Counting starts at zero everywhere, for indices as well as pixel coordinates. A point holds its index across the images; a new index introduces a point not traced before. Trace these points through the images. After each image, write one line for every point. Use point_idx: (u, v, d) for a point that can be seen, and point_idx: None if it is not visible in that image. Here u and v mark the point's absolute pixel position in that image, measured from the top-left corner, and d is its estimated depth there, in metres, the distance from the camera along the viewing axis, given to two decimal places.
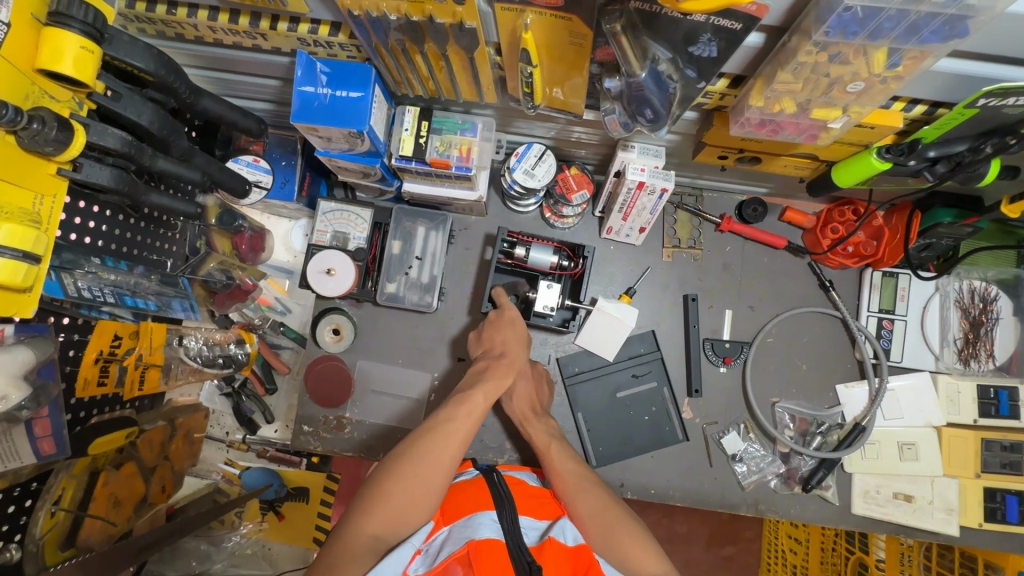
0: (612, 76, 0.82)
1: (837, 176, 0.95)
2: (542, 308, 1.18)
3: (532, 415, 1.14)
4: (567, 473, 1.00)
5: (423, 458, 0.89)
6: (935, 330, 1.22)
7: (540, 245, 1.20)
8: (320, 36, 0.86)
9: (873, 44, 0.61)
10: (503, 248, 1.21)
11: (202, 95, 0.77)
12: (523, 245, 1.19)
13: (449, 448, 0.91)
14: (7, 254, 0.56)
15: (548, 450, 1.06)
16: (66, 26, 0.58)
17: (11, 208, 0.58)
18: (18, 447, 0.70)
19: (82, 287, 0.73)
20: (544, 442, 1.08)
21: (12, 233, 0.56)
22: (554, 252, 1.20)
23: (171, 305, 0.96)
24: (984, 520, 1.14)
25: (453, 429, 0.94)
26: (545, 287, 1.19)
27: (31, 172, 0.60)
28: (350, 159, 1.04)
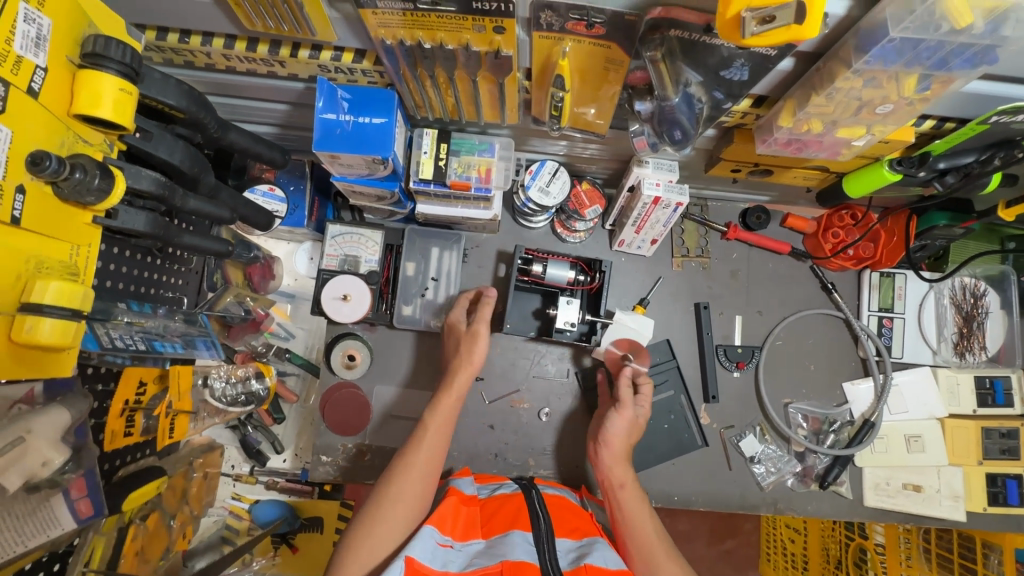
0: (643, 99, 0.83)
1: (849, 187, 0.99)
2: (562, 325, 1.19)
3: (618, 454, 1.08)
4: (642, 524, 0.97)
5: (427, 438, 0.97)
6: (932, 326, 1.29)
7: (556, 261, 1.20)
8: (343, 63, 0.84)
9: (907, 71, 0.64)
10: (520, 266, 1.20)
11: (228, 129, 0.74)
12: (540, 262, 1.19)
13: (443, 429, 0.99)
14: (56, 314, 0.51)
15: (623, 491, 1.03)
16: (103, 68, 0.54)
17: (51, 262, 0.55)
18: (56, 513, 0.69)
19: (115, 336, 0.67)
20: (622, 479, 1.04)
21: (60, 291, 0.52)
22: (571, 268, 1.20)
23: (196, 344, 0.86)
24: (988, 504, 1.21)
25: (451, 404, 1.02)
26: (564, 304, 1.20)
27: (69, 224, 0.56)
28: (367, 184, 1.02)
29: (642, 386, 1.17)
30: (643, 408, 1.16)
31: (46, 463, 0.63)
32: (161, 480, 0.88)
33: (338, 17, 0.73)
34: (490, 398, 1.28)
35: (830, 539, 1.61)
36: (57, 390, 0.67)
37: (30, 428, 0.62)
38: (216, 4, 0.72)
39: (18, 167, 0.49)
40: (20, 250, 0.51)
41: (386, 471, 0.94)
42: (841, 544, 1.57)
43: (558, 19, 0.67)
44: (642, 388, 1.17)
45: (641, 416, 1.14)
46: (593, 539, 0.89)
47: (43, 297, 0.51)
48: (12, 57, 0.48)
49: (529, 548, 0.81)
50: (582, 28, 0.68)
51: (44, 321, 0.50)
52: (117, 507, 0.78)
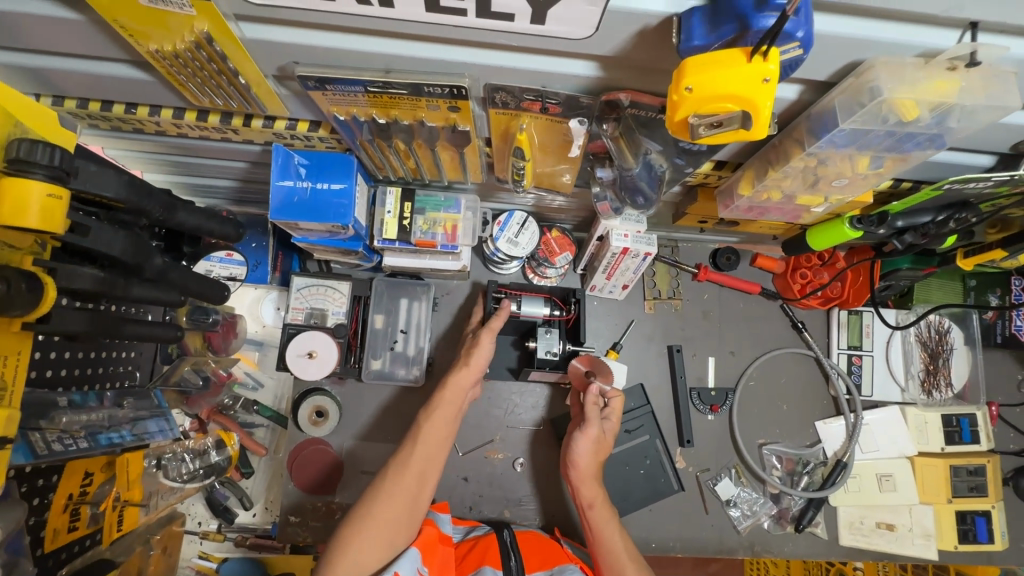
0: (603, 166, 0.82)
1: (813, 240, 1.00)
2: (545, 355, 1.16)
3: (586, 474, 1.07)
4: (615, 547, 1.00)
5: (415, 454, 0.96)
6: (900, 363, 1.30)
7: (528, 297, 1.18)
8: (298, 132, 0.81)
9: (859, 153, 0.64)
10: (493, 303, 1.19)
11: (175, 210, 0.71)
12: (512, 300, 1.17)
13: (431, 446, 0.98)
14: None
15: (594, 512, 1.04)
16: (29, 175, 0.52)
17: None
18: None
19: (53, 440, 0.64)
20: (590, 499, 1.05)
21: None
22: (545, 304, 1.18)
23: (148, 428, 0.84)
24: (959, 542, 1.22)
25: (438, 420, 1.00)
26: (543, 333, 1.18)
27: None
28: (330, 244, 0.98)
29: (614, 403, 1.14)
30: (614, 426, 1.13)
31: None
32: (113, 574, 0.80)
33: (288, 93, 0.71)
34: (464, 449, 1.25)
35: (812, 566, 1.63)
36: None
37: None
38: (161, 82, 0.70)
39: None
40: None
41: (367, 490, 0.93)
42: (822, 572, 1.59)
43: (513, 99, 0.66)
44: (614, 403, 1.14)
45: (608, 434, 1.12)
46: (563, 566, 0.98)
47: None
48: None
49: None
50: (537, 107, 0.67)
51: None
52: None
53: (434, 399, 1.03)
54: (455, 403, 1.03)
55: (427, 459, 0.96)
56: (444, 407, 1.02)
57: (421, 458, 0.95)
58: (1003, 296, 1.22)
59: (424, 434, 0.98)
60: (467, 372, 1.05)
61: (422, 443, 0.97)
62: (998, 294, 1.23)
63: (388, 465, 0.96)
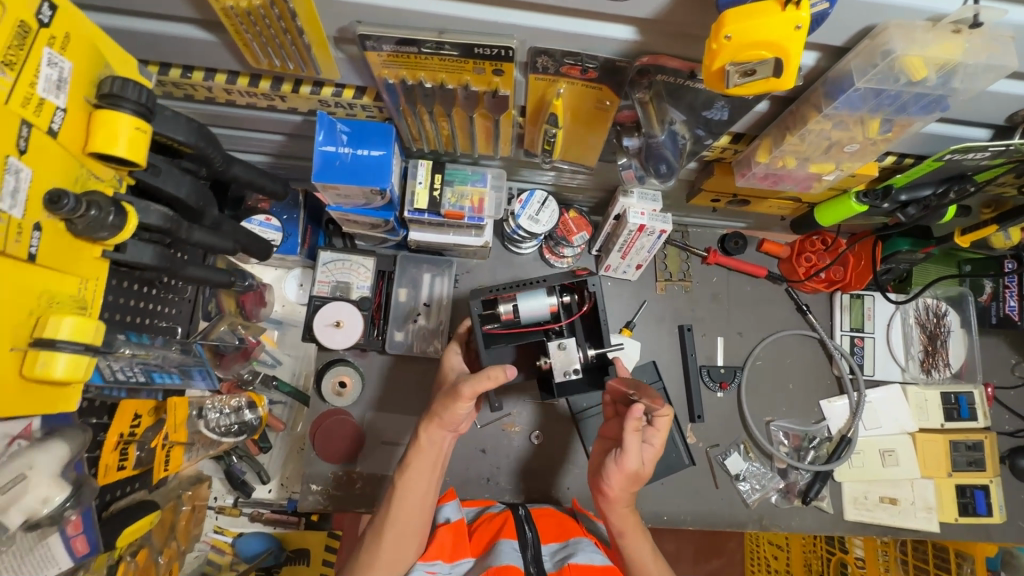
0: (630, 135, 0.88)
1: (820, 217, 1.06)
2: (566, 378, 0.85)
3: (618, 503, 0.95)
4: (643, 562, 0.95)
5: (394, 512, 0.92)
6: (900, 344, 1.36)
7: (525, 291, 0.89)
8: (344, 99, 0.87)
9: (871, 116, 0.70)
10: (486, 314, 0.92)
11: (233, 163, 0.76)
12: (506, 300, 0.89)
13: (414, 498, 0.94)
14: (70, 349, 0.52)
15: (625, 532, 0.97)
16: (119, 108, 0.56)
17: (63, 298, 0.55)
18: (52, 552, 0.63)
19: (117, 368, 0.68)
20: (621, 529, 0.97)
21: (75, 327, 0.52)
22: (550, 294, 0.90)
23: (193, 375, 0.87)
24: (959, 514, 1.27)
25: (415, 470, 0.94)
26: (556, 348, 0.86)
27: (80, 258, 0.57)
28: (363, 213, 1.04)
29: (660, 424, 0.93)
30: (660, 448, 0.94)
31: (46, 502, 0.58)
32: (155, 514, 0.82)
33: (343, 57, 0.76)
34: (481, 422, 1.28)
35: (812, 554, 1.65)
36: (54, 423, 0.62)
37: (33, 463, 0.57)
38: (224, 44, 0.74)
39: (36, 206, 0.50)
40: (32, 286, 0.51)
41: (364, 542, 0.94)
42: (823, 559, 1.61)
43: (553, 64, 0.72)
44: (661, 425, 0.93)
45: (649, 460, 0.94)
46: (576, 538, 0.99)
47: (59, 332, 0.51)
48: (36, 99, 0.49)
49: (515, 554, 0.91)
50: (575, 72, 0.73)
51: (59, 356, 0.51)
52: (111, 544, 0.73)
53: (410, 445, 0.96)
54: (431, 453, 0.95)
55: (409, 514, 0.93)
56: (419, 461, 0.94)
57: (400, 525, 0.92)
58: (997, 279, 1.29)
59: (398, 497, 0.93)
60: (440, 428, 0.93)
61: (396, 511, 0.92)
62: (993, 277, 1.30)
63: (374, 519, 0.95)
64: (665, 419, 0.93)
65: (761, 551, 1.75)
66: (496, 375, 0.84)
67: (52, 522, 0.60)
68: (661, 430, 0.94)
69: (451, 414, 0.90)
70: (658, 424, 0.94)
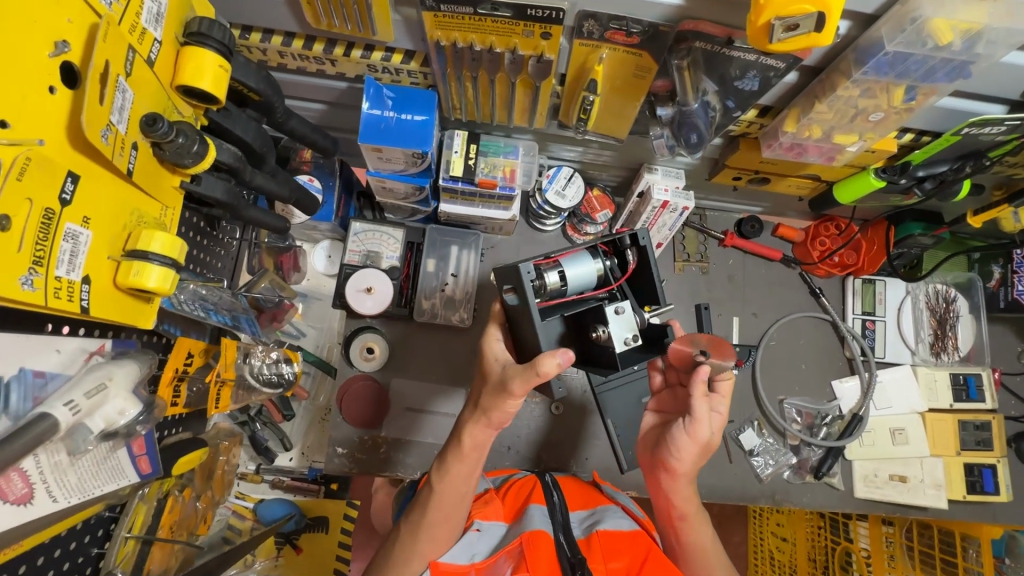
0: (664, 105, 0.93)
1: (839, 194, 1.11)
2: (628, 345, 0.78)
3: (682, 477, 0.91)
4: (702, 542, 0.95)
5: (431, 512, 0.86)
6: (910, 328, 1.40)
7: (569, 257, 0.82)
8: (392, 63, 0.91)
9: (897, 83, 0.75)
10: (534, 284, 0.79)
11: (292, 116, 0.80)
12: (551, 267, 0.81)
13: (453, 499, 0.87)
14: (159, 262, 0.57)
15: (686, 512, 0.95)
16: (204, 46, 0.61)
17: (148, 217, 0.60)
18: (121, 465, 0.69)
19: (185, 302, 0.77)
20: (683, 512, 0.94)
21: (164, 241, 0.57)
22: (595, 258, 0.83)
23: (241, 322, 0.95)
24: (967, 492, 1.31)
25: (457, 470, 0.86)
26: (613, 314, 0.78)
27: (163, 184, 0.62)
28: (400, 179, 1.09)
29: (723, 388, 0.89)
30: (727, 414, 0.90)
31: (121, 414, 0.63)
32: (202, 452, 0.89)
33: (399, 19, 0.81)
34: None
35: (817, 546, 1.64)
36: (121, 347, 0.69)
37: (111, 375, 0.62)
38: (288, 3, 0.79)
39: (136, 127, 0.55)
40: (127, 202, 0.57)
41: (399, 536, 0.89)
42: (828, 550, 1.60)
43: (598, 28, 0.77)
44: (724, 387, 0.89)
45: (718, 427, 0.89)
46: (604, 507, 0.98)
47: (151, 245, 0.56)
48: (139, 28, 0.54)
49: (545, 518, 0.88)
50: (619, 36, 0.77)
51: (151, 267, 0.56)
52: (168, 471, 0.81)
53: (455, 440, 0.88)
54: (474, 454, 0.86)
55: (445, 516, 0.86)
56: (461, 461, 0.86)
57: (436, 525, 0.86)
58: (1005, 265, 1.34)
59: (434, 499, 0.86)
60: (485, 427, 0.85)
61: (433, 511, 0.86)
62: (1001, 264, 1.35)
63: (410, 514, 0.90)
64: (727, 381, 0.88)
65: (766, 544, 1.79)
66: (545, 372, 0.72)
67: (125, 436, 0.66)
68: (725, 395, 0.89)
69: (500, 411, 0.82)
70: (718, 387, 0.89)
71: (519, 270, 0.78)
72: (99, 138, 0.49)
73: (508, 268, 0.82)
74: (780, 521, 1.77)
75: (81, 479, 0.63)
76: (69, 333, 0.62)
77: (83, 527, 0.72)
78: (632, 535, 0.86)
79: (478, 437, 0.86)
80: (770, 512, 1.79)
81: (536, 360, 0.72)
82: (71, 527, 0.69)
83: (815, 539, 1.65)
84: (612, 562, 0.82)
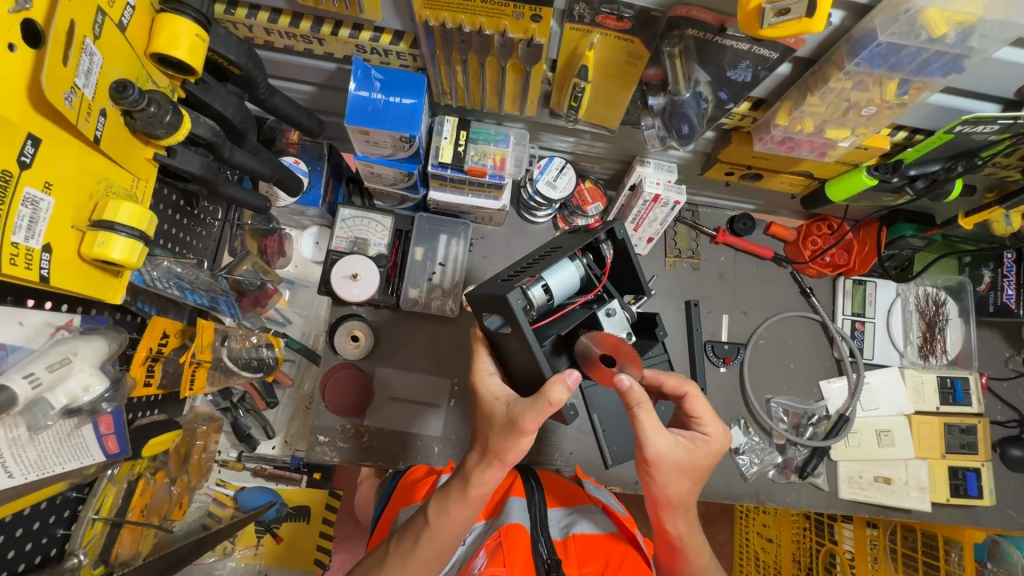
0: (656, 95, 0.92)
1: (831, 192, 1.10)
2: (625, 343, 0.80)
3: (670, 502, 0.82)
4: (700, 562, 0.88)
5: (420, 546, 0.78)
6: (899, 330, 1.39)
7: (548, 269, 0.76)
8: (381, 44, 0.89)
9: (890, 76, 0.74)
10: (525, 306, 0.73)
11: (275, 93, 0.78)
12: (535, 282, 0.75)
13: (445, 535, 0.78)
14: (126, 234, 0.58)
15: (682, 541, 0.86)
16: (181, 14, 0.60)
17: (118, 188, 0.61)
18: (86, 442, 0.69)
19: (155, 275, 0.75)
20: (678, 532, 0.86)
21: (132, 213, 0.58)
22: (573, 260, 0.79)
23: (219, 304, 0.95)
24: (951, 495, 1.31)
25: (459, 509, 0.77)
26: (607, 318, 0.80)
27: (134, 156, 0.62)
28: (388, 164, 1.07)
29: (696, 409, 0.80)
30: (713, 437, 0.80)
31: (87, 390, 0.63)
32: (175, 433, 0.89)
33: None
34: None
35: (802, 548, 1.65)
36: (90, 323, 0.69)
37: (76, 350, 0.62)
38: None
39: (104, 93, 0.55)
40: (94, 171, 0.57)
41: (377, 558, 0.82)
42: (813, 551, 1.61)
43: (590, 12, 0.75)
44: (697, 408, 0.80)
45: (701, 454, 0.79)
46: (582, 507, 0.96)
47: (117, 216, 0.57)
48: None
49: (523, 513, 0.86)
50: (610, 21, 0.76)
51: (116, 238, 0.57)
52: (139, 453, 0.81)
53: (462, 474, 0.79)
54: (482, 495, 0.78)
55: (436, 551, 0.79)
56: (463, 499, 0.77)
57: (424, 559, 0.78)
58: (996, 269, 1.34)
59: (428, 533, 0.78)
60: (498, 469, 0.75)
61: (424, 545, 0.78)
62: (991, 267, 1.35)
63: (395, 537, 0.82)
64: (696, 400, 0.79)
65: (750, 545, 1.78)
66: (558, 400, 0.65)
67: (89, 413, 0.66)
68: (704, 418, 0.80)
69: (513, 454, 0.73)
70: (692, 408, 0.80)
71: (509, 300, 0.70)
72: (62, 99, 0.49)
73: (492, 297, 0.74)
74: (767, 523, 1.75)
75: (41, 455, 0.63)
76: (35, 307, 0.61)
77: (48, 506, 0.71)
78: (608, 539, 0.86)
79: (480, 479, 0.76)
80: (756, 513, 1.78)
81: (544, 388, 0.66)
82: (33, 505, 0.68)
83: (799, 541, 1.67)
84: (587, 566, 0.82)
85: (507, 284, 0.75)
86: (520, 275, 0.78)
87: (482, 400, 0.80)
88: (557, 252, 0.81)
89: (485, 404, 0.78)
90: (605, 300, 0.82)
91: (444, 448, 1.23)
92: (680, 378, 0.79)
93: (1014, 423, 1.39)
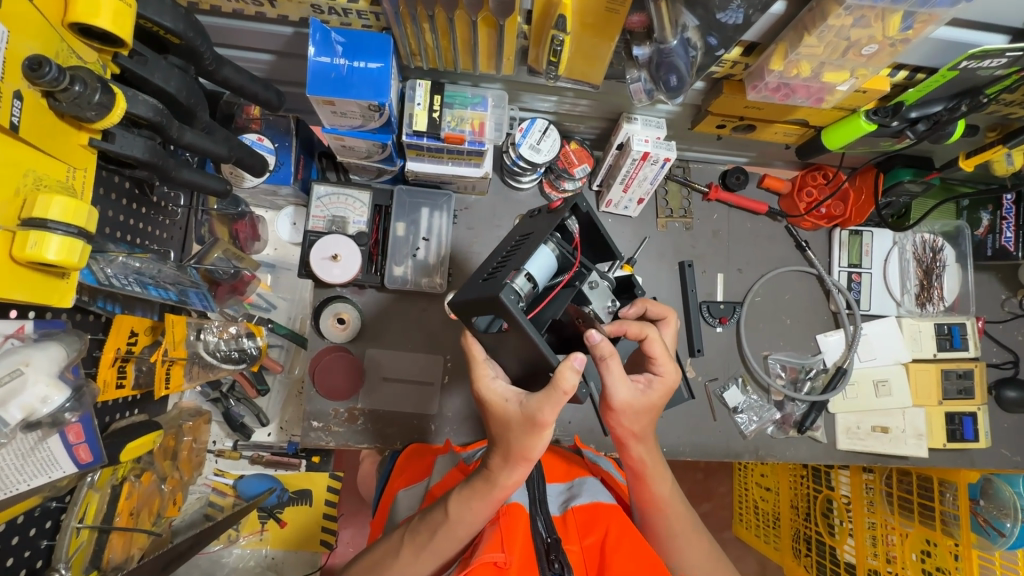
0: (640, 44, 0.86)
1: (828, 140, 1.04)
2: (609, 309, 0.81)
3: (637, 433, 0.83)
4: (665, 495, 0.86)
5: (434, 541, 0.77)
6: (896, 279, 1.37)
7: (528, 258, 0.71)
8: (338, 4, 0.81)
9: (894, 8, 0.69)
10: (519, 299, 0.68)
11: (224, 63, 0.71)
12: (517, 274, 0.69)
13: (461, 532, 0.77)
14: (61, 231, 0.55)
15: (646, 471, 0.86)
16: None
17: (47, 178, 0.57)
18: (56, 456, 0.66)
19: (109, 273, 0.70)
20: (641, 461, 0.85)
21: (65, 208, 0.55)
22: (548, 245, 0.75)
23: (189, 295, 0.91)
24: (948, 440, 1.32)
25: (482, 508, 0.75)
26: (590, 290, 0.80)
27: (65, 143, 0.58)
28: (359, 136, 1.00)
29: (653, 350, 0.82)
30: (666, 374, 0.82)
31: (46, 401, 0.60)
32: (157, 434, 0.87)
33: None
34: None
35: (799, 497, 1.68)
36: (45, 328, 0.65)
37: (28, 359, 0.59)
38: None
39: (16, 73, 0.51)
40: (18, 164, 0.53)
41: (386, 548, 0.81)
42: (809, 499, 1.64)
43: None
44: (653, 351, 0.82)
45: (656, 393, 0.81)
46: (582, 479, 0.95)
47: (49, 212, 0.54)
48: None
49: (522, 491, 0.84)
50: None
51: (50, 237, 0.54)
52: (116, 458, 0.78)
53: (482, 474, 0.76)
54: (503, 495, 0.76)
55: (448, 545, 0.77)
56: (481, 498, 0.75)
57: (440, 550, 0.77)
58: (994, 211, 1.31)
59: (445, 528, 0.76)
60: (518, 469, 0.74)
61: (440, 539, 0.77)
62: (990, 210, 1.32)
63: (407, 529, 0.81)
64: (654, 342, 0.82)
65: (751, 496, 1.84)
66: (571, 388, 0.66)
67: (52, 424, 0.64)
68: (658, 358, 0.82)
69: (535, 450, 0.72)
70: (649, 350, 0.82)
71: (503, 301, 0.65)
72: None
73: (479, 300, 0.69)
74: (765, 473, 1.80)
75: (4, 474, 0.60)
76: None
77: (26, 519, 0.69)
78: (607, 509, 0.83)
79: (500, 480, 0.74)
80: (754, 465, 1.83)
81: (555, 379, 0.66)
82: (9, 520, 0.66)
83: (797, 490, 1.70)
84: (587, 538, 0.79)
85: (490, 284, 0.70)
86: (499, 271, 0.72)
87: (489, 405, 0.75)
88: (530, 237, 0.76)
89: (495, 410, 0.74)
90: (585, 274, 0.79)
91: (441, 426, 1.22)
92: (638, 323, 0.81)
93: (1009, 364, 1.39)
